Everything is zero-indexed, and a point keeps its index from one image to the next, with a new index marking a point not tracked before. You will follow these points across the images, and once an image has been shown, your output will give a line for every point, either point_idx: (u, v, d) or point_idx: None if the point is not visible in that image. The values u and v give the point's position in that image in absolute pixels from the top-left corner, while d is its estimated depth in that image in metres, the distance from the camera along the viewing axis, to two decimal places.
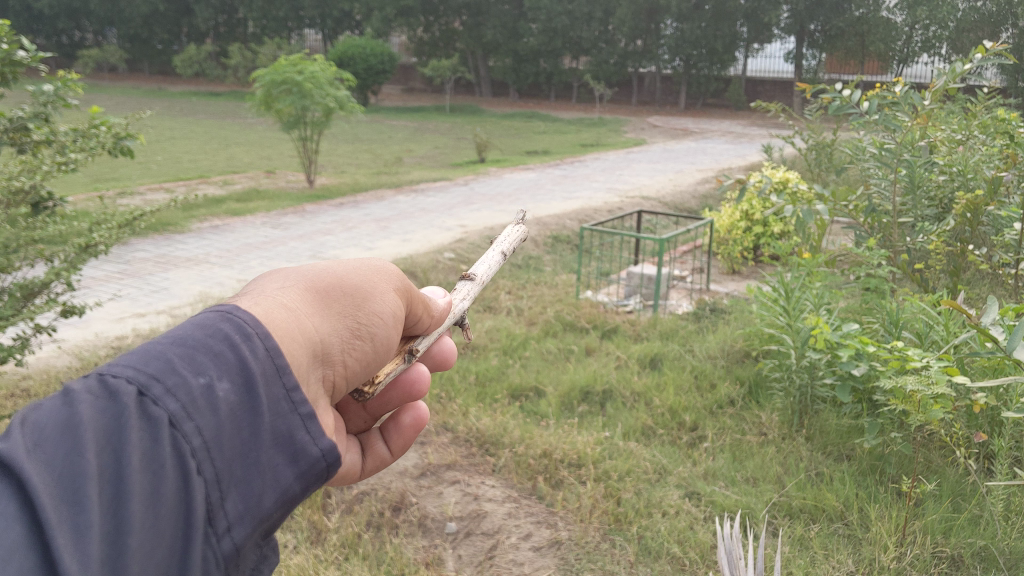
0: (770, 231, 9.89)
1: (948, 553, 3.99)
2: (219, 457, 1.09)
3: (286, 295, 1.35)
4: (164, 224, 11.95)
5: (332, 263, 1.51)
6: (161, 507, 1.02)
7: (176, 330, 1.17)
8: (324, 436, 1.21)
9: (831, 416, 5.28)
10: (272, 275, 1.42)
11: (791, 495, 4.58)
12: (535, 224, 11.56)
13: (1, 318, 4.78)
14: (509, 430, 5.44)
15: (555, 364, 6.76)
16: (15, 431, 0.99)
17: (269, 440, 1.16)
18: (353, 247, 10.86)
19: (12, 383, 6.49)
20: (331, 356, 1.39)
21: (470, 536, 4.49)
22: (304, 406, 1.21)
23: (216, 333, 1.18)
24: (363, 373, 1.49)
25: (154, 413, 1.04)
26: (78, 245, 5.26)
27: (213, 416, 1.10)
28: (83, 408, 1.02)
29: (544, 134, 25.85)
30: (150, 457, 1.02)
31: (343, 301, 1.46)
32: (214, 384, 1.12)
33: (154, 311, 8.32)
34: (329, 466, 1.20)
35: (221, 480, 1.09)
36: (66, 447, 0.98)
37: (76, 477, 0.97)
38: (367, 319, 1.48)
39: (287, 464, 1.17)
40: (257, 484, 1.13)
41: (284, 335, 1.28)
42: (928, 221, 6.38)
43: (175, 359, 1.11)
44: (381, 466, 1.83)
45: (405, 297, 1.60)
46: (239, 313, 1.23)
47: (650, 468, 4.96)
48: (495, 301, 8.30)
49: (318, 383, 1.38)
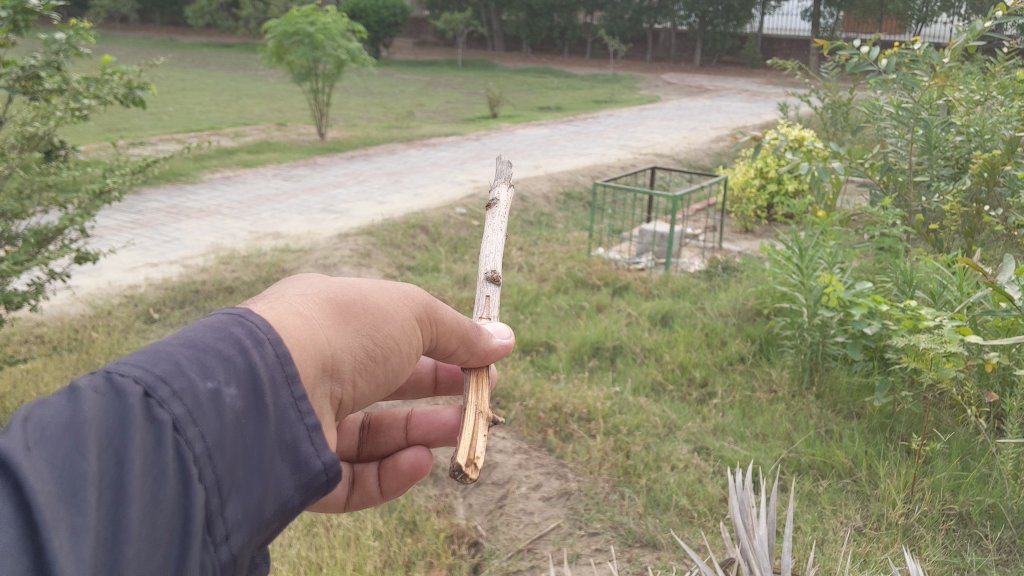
0: (784, 190, 9.83)
1: (956, 510, 4.01)
2: (221, 463, 1.16)
3: (305, 307, 1.46)
4: (176, 174, 11.94)
5: (358, 283, 1.61)
6: (163, 513, 1.08)
7: (188, 333, 1.24)
8: (326, 448, 1.30)
9: (842, 374, 5.26)
10: (296, 289, 1.52)
11: (800, 451, 4.60)
12: (547, 180, 11.51)
13: (15, 263, 4.80)
14: (519, 384, 5.48)
15: (566, 320, 6.77)
16: (17, 429, 1.03)
17: (274, 447, 1.25)
18: (364, 201, 10.84)
19: (25, 329, 6.53)
20: (341, 372, 1.49)
21: (481, 486, 4.56)
22: (309, 416, 1.29)
23: (227, 338, 1.25)
24: (374, 393, 1.60)
25: (158, 419, 1.10)
26: (92, 192, 5.27)
27: (219, 423, 1.16)
28: (85, 408, 1.06)
29: (558, 90, 25.61)
30: (151, 463, 1.08)
31: (365, 321, 1.55)
32: (224, 392, 1.19)
33: (166, 260, 8.35)
34: (326, 480, 1.30)
35: (222, 488, 1.17)
36: (70, 446, 1.03)
37: (76, 480, 1.01)
38: (382, 341, 1.57)
39: (289, 472, 1.26)
40: (255, 489, 1.22)
41: (297, 343, 1.38)
42: (944, 181, 6.32)
43: (183, 362, 1.17)
44: (368, 502, 2.00)
45: (427, 322, 1.69)
46: (253, 321, 1.32)
47: (658, 424, 4.95)
48: (507, 257, 8.32)
49: (325, 395, 1.48)
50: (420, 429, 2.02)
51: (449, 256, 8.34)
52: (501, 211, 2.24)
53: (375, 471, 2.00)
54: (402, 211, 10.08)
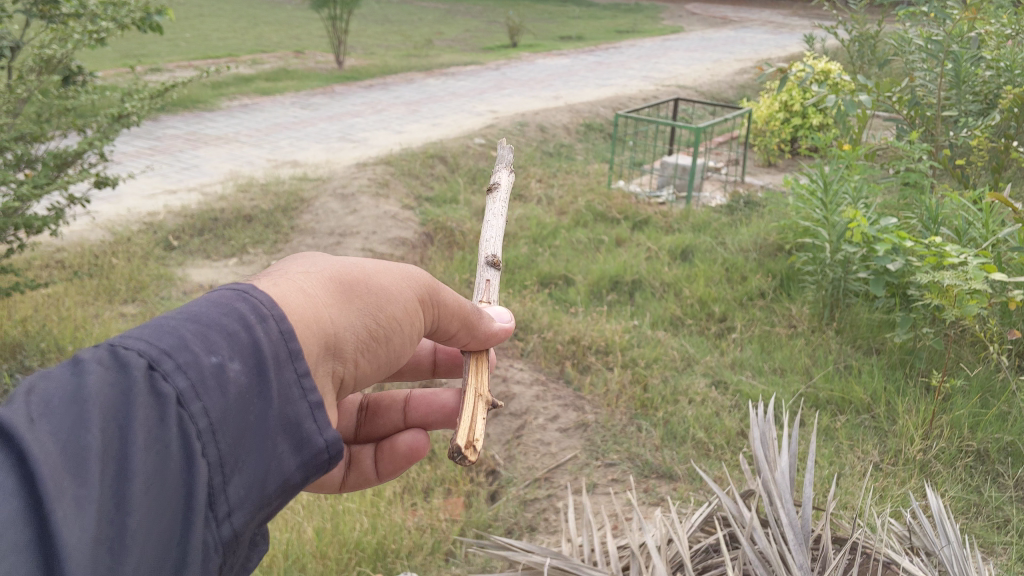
0: (808, 124, 9.67)
1: (974, 447, 3.99)
2: (225, 440, 1.11)
3: (307, 283, 1.39)
4: (194, 101, 11.87)
5: (363, 262, 1.53)
6: (167, 488, 1.04)
7: (192, 307, 1.19)
8: (330, 426, 1.23)
9: (863, 310, 5.21)
10: (299, 265, 1.45)
11: (818, 386, 4.60)
12: (567, 111, 11.38)
13: (35, 187, 4.79)
14: (537, 316, 5.47)
15: (585, 253, 6.74)
16: (19, 401, 0.99)
17: (279, 425, 1.19)
18: (383, 130, 10.76)
19: (46, 254, 6.55)
20: (342, 352, 1.43)
21: (499, 417, 4.63)
22: (313, 394, 1.23)
23: (232, 313, 1.20)
24: (375, 374, 1.54)
25: (162, 395, 1.06)
26: (111, 116, 5.23)
27: (223, 398, 1.12)
28: (89, 381, 1.02)
29: (579, 20, 25.20)
30: (155, 437, 1.04)
31: (369, 301, 1.48)
32: (230, 367, 1.14)
33: (185, 188, 8.34)
34: (329, 459, 1.24)
35: (226, 465, 1.11)
36: (72, 419, 0.99)
37: (80, 451, 0.97)
38: (385, 321, 1.50)
39: (292, 452, 1.20)
40: (259, 467, 1.16)
41: (298, 320, 1.32)
42: (972, 117, 6.20)
43: (188, 336, 1.13)
44: (365, 483, 1.95)
45: (429, 303, 1.60)
46: (257, 296, 1.26)
47: (675, 356, 4.96)
48: (526, 189, 8.27)
49: (326, 375, 1.42)
50: (417, 411, 1.93)
51: (467, 187, 8.29)
52: (504, 188, 2.09)
53: (371, 451, 1.94)
54: (421, 142, 9.99)
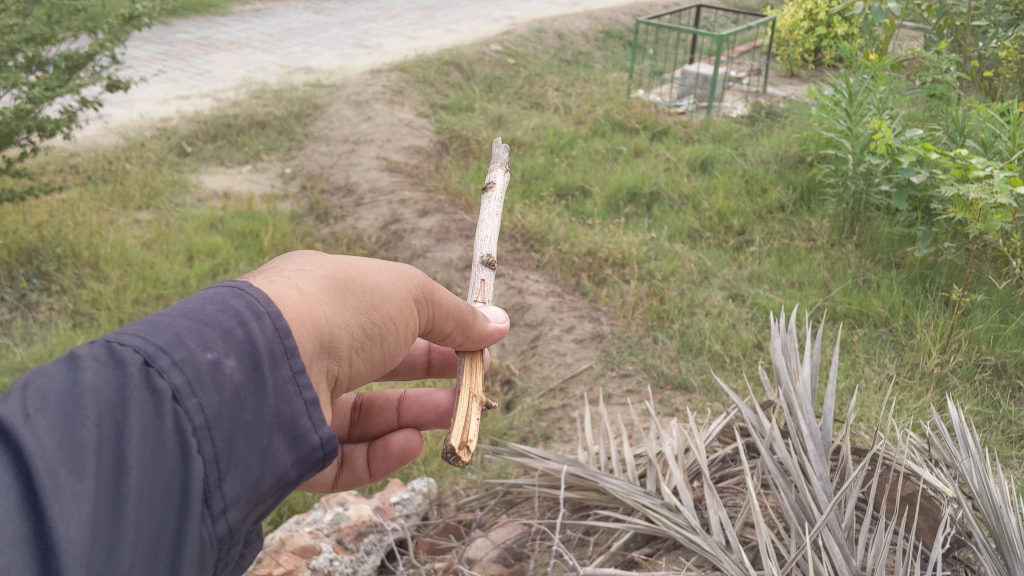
0: (834, 33, 9.42)
1: (992, 362, 3.96)
2: (219, 437, 1.15)
3: (303, 282, 1.43)
4: (205, 5, 11.65)
5: (359, 260, 1.56)
6: (161, 483, 1.07)
7: (188, 305, 1.22)
8: (324, 424, 1.28)
9: (884, 224, 5.13)
10: (297, 264, 1.48)
11: (836, 300, 4.57)
12: (586, 18, 11.12)
13: (47, 89, 4.74)
14: (554, 228, 5.43)
15: (602, 164, 6.65)
16: (16, 397, 1.01)
17: (273, 422, 1.23)
18: (398, 36, 10.55)
19: (60, 159, 6.51)
20: (336, 350, 1.46)
21: (514, 327, 4.64)
22: (308, 391, 1.27)
23: (227, 312, 1.24)
24: (369, 370, 1.57)
25: (156, 393, 1.09)
26: (122, 17, 5.14)
27: (218, 396, 1.15)
28: (86, 377, 1.05)
29: None
30: (152, 434, 1.07)
31: (365, 298, 1.51)
32: (225, 366, 1.17)
33: (198, 94, 8.23)
34: (324, 455, 1.29)
35: (220, 462, 1.15)
36: (69, 415, 1.01)
37: (78, 446, 0.99)
38: (380, 319, 1.53)
39: (287, 448, 1.25)
40: (252, 462, 1.20)
41: (295, 320, 1.35)
42: (1003, 26, 6.02)
43: (184, 334, 1.16)
44: (357, 483, 1.96)
45: (425, 302, 1.62)
46: (254, 295, 1.29)
47: (693, 270, 4.87)
48: (544, 99, 8.13)
49: (320, 373, 1.45)
50: (413, 413, 1.93)
51: (484, 96, 8.16)
52: (499, 188, 2.01)
53: (364, 451, 1.94)
54: (437, 48, 9.81)
